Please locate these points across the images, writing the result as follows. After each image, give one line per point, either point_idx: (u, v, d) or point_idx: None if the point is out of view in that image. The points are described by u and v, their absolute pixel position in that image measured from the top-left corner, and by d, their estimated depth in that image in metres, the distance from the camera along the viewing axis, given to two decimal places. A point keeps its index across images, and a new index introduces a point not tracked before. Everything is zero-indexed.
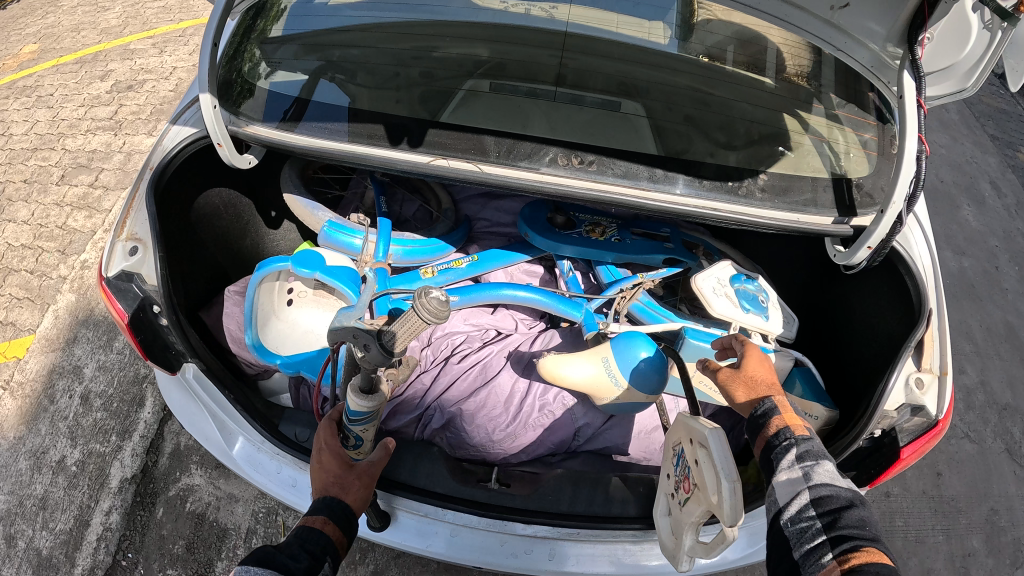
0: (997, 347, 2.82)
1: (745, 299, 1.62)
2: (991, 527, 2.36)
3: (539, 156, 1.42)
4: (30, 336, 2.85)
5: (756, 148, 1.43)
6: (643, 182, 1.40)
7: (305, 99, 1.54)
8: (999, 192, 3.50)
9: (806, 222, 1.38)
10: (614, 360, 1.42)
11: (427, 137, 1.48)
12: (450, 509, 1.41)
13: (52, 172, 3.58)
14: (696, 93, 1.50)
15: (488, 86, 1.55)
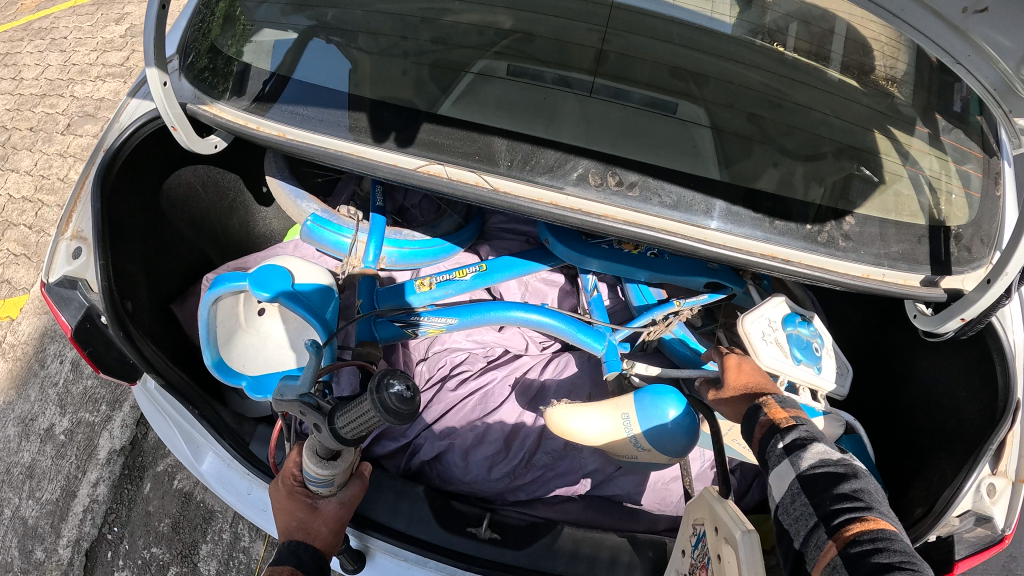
0: None
1: (797, 346, 1.45)
2: None
3: (567, 171, 1.19)
4: (24, 296, 2.78)
5: (838, 173, 1.20)
6: (704, 221, 1.19)
7: (286, 76, 1.34)
8: None
9: (883, 286, 1.21)
10: (635, 418, 1.27)
11: (420, 136, 1.25)
12: (432, 559, 1.26)
13: (59, 120, 3.42)
14: (767, 94, 1.22)
15: (504, 69, 1.25)
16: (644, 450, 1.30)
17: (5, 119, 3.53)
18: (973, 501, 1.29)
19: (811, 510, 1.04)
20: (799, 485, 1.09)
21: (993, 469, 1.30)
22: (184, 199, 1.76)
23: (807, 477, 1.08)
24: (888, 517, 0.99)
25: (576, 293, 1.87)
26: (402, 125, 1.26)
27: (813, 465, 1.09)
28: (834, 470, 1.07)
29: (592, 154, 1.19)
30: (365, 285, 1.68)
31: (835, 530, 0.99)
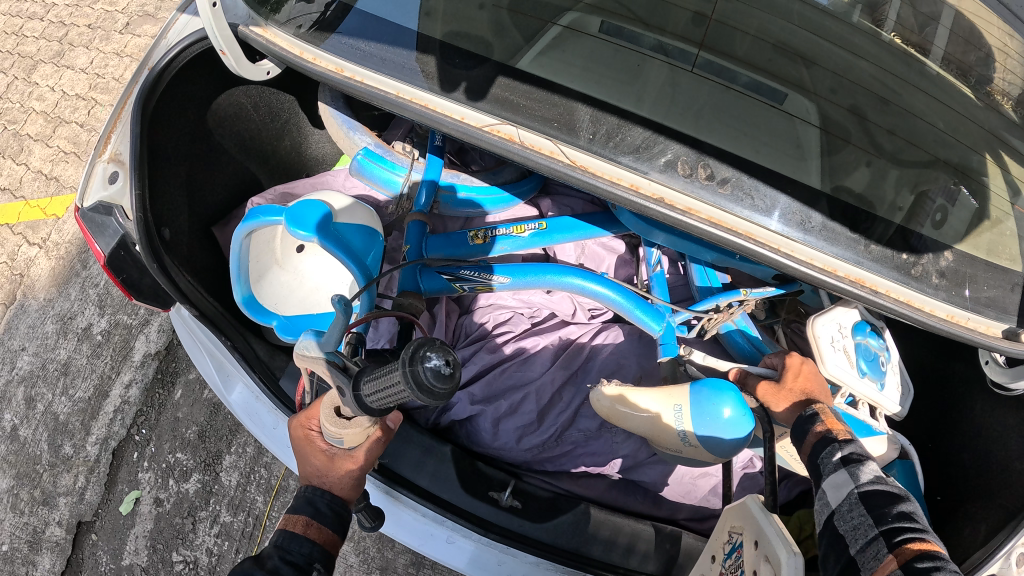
0: None
1: (863, 359, 1.43)
2: None
3: (653, 158, 1.10)
4: (71, 195, 2.80)
5: (930, 183, 1.12)
6: (794, 235, 1.10)
7: (350, 5, 1.30)
8: None
9: (963, 335, 1.15)
10: (688, 413, 1.30)
11: (493, 90, 1.17)
12: (449, 517, 1.26)
13: (116, 17, 3.33)
14: (876, 88, 1.12)
15: (597, 24, 1.15)
16: (689, 446, 1.33)
17: (62, 14, 3.37)
18: (999, 566, 1.23)
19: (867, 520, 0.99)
20: (857, 497, 1.04)
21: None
22: (235, 117, 1.71)
23: (866, 493, 1.04)
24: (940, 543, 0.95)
25: (634, 264, 1.81)
26: (479, 76, 1.19)
27: (872, 480, 1.05)
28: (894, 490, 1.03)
29: (677, 138, 1.10)
30: (415, 231, 1.62)
31: (892, 543, 0.94)
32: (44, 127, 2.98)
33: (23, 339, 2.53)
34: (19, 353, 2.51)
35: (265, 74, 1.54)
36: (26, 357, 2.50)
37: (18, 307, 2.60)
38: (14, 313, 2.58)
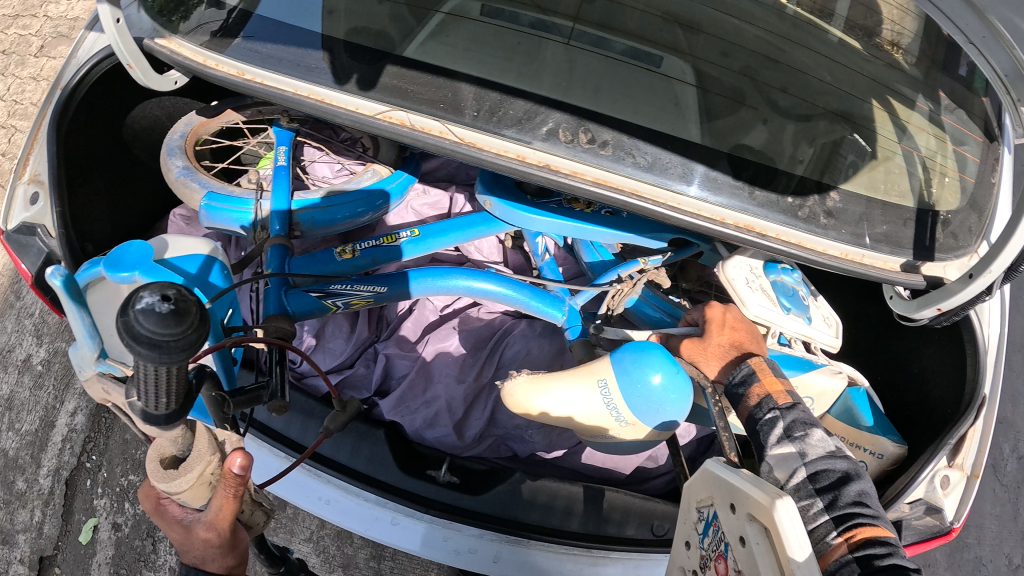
0: None
1: (783, 294, 1.43)
2: (958, 541, 2.25)
3: (534, 129, 1.15)
4: None
5: (828, 138, 1.21)
6: (678, 186, 1.16)
7: (248, 10, 1.28)
8: None
9: (863, 271, 1.23)
10: (614, 385, 1.20)
11: (381, 80, 1.19)
12: (391, 499, 1.30)
13: (30, 40, 3.20)
14: (761, 49, 1.19)
15: (478, 9, 1.19)
16: (627, 424, 1.23)
17: None
18: (925, 490, 1.39)
19: (819, 502, 0.98)
20: (805, 474, 1.03)
21: (952, 462, 1.42)
22: (150, 129, 1.70)
23: (816, 474, 1.02)
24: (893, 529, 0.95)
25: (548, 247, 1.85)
26: (361, 69, 1.21)
27: (818, 454, 1.04)
28: (844, 467, 1.02)
29: (563, 108, 1.16)
30: (275, 255, 1.43)
31: (842, 526, 0.94)
32: None
33: None
34: None
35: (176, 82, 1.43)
36: None
37: None
38: None
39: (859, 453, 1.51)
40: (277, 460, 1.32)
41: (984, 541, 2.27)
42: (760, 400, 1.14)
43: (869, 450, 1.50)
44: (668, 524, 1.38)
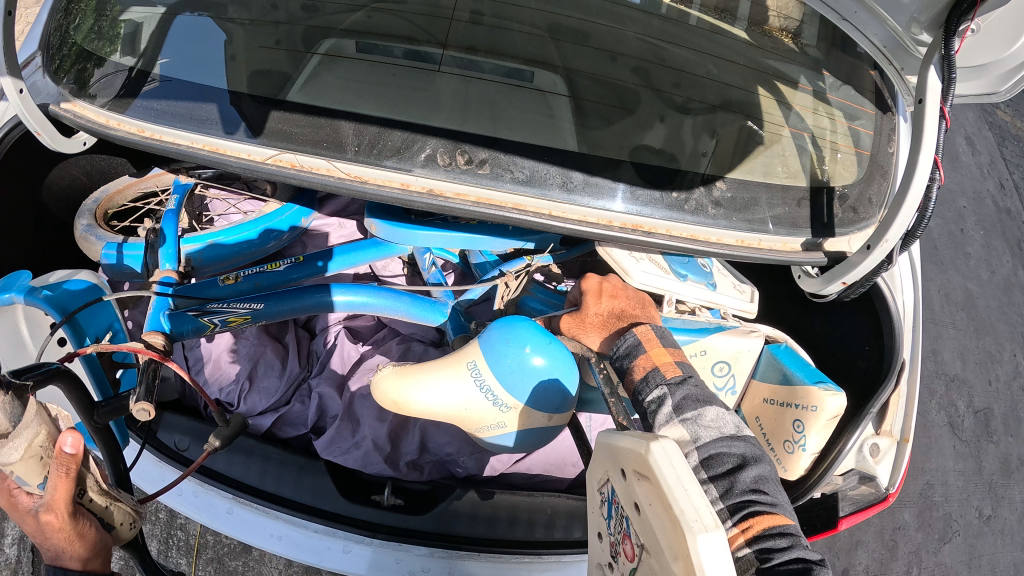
0: (953, 316, 2.58)
1: (676, 264, 1.48)
2: (922, 501, 2.32)
3: (414, 154, 1.20)
4: None
5: (712, 128, 1.31)
6: (558, 197, 1.22)
7: (146, 70, 1.28)
8: (973, 149, 2.94)
9: (762, 255, 1.29)
10: (485, 366, 1.27)
11: (269, 124, 1.22)
12: (341, 529, 1.33)
13: None
14: (652, 55, 1.33)
15: (354, 48, 1.30)
16: (508, 408, 1.29)
17: None
18: (856, 460, 1.47)
19: (713, 488, 0.97)
20: (698, 458, 1.02)
21: (878, 428, 1.48)
22: (68, 189, 1.71)
23: (712, 459, 1.01)
24: (791, 513, 0.95)
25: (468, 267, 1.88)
26: (249, 117, 1.23)
27: (710, 440, 1.03)
28: (740, 451, 1.01)
29: (442, 131, 1.22)
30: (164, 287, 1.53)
31: (737, 516, 0.93)
32: None
33: None
34: None
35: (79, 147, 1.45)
36: None
37: None
38: None
39: (796, 411, 1.38)
40: (225, 501, 1.37)
41: (948, 498, 2.34)
42: (645, 374, 1.19)
43: (802, 405, 1.37)
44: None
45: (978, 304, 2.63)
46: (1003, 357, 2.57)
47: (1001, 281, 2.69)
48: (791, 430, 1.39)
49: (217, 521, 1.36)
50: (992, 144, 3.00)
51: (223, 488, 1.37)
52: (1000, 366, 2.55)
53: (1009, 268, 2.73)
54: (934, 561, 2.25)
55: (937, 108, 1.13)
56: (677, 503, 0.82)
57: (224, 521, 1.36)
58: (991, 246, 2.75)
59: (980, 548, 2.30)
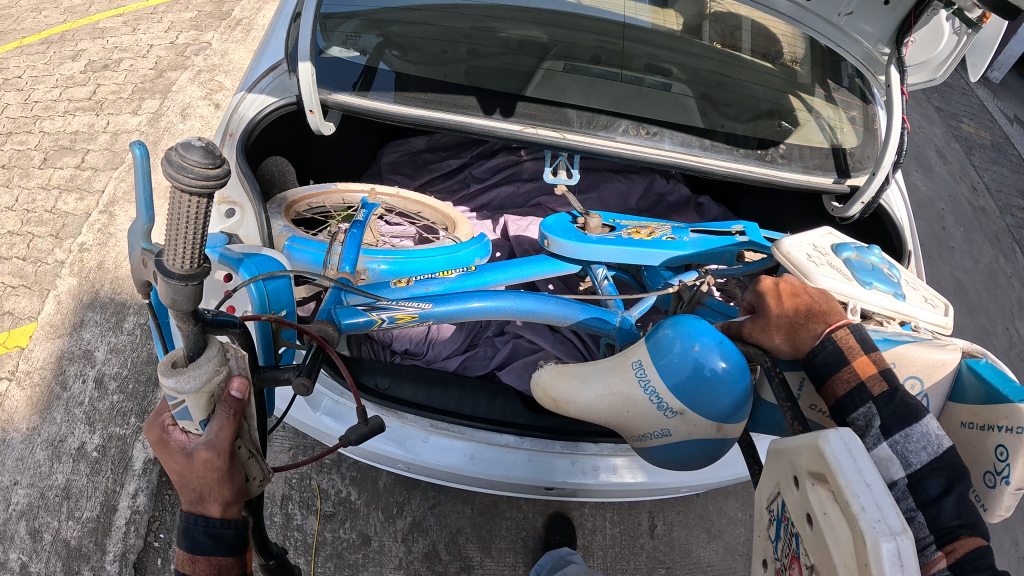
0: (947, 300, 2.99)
1: (858, 270, 1.28)
2: None
3: (613, 127, 1.64)
4: (32, 324, 2.36)
5: (757, 116, 1.69)
6: (698, 151, 1.66)
7: (373, 66, 1.62)
8: (945, 160, 3.56)
9: (815, 182, 1.67)
10: (648, 364, 1.13)
11: (518, 108, 1.65)
12: (527, 437, 1.49)
13: (31, 156, 2.80)
14: (713, 76, 1.68)
15: (563, 66, 1.66)
16: (675, 416, 1.11)
17: None
18: None
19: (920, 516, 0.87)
20: (908, 484, 0.90)
21: None
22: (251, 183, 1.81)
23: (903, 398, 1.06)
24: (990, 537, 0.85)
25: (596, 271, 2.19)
26: (500, 103, 1.65)
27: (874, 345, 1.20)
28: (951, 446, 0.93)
29: (630, 115, 1.66)
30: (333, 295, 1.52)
31: (937, 536, 0.85)
32: None
33: (11, 473, 2.09)
34: (11, 489, 2.07)
35: (328, 129, 1.65)
36: (21, 491, 2.07)
37: None
38: None
39: (998, 435, 1.00)
40: (421, 432, 1.47)
41: None
42: (850, 393, 0.97)
43: (1006, 427, 0.99)
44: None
45: (967, 288, 3.07)
46: (997, 331, 2.97)
47: (984, 269, 3.18)
48: (993, 459, 1.01)
49: (414, 450, 1.45)
50: (962, 154, 3.67)
51: (418, 416, 1.48)
52: (994, 338, 2.94)
53: (988, 258, 3.23)
54: None
55: (899, 90, 1.45)
56: (850, 506, 0.69)
57: (422, 450, 1.45)
58: (970, 242, 3.26)
59: None
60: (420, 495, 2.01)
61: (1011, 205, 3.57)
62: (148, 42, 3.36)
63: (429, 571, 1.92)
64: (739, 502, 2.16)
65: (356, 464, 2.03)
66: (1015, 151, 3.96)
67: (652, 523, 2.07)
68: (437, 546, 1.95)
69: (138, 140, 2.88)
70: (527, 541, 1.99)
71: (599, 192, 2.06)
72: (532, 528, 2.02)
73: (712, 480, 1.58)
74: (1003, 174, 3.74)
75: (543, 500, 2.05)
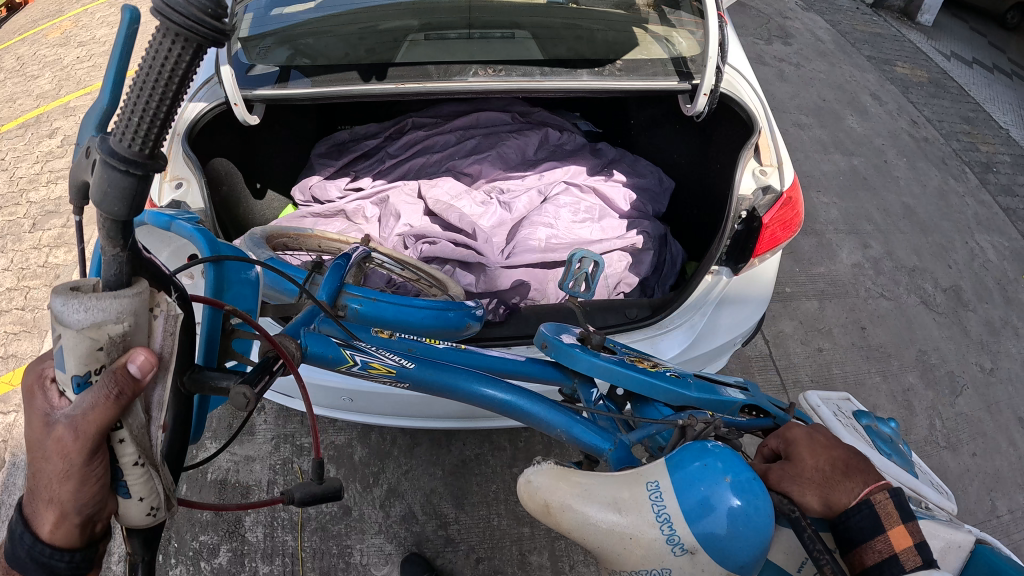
0: (898, 224, 2.97)
1: (879, 439, 1.22)
2: (922, 363, 2.45)
3: (465, 73, 1.59)
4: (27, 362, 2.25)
5: (616, 51, 1.67)
6: (537, 77, 1.58)
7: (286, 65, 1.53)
8: (880, 101, 3.68)
9: (657, 86, 1.55)
10: (667, 485, 0.75)
11: (389, 73, 1.58)
12: None
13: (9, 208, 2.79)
14: (574, 29, 1.69)
15: (423, 36, 1.65)
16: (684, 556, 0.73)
17: None
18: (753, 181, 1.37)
19: None
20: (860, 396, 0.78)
21: (761, 162, 1.41)
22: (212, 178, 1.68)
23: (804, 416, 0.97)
24: None
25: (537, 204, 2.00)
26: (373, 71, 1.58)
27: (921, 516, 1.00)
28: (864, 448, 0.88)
29: (477, 63, 1.62)
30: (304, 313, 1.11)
31: None
32: None
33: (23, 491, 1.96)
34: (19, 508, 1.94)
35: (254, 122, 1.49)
36: None
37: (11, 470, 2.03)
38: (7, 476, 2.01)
39: None
40: None
41: (944, 359, 2.49)
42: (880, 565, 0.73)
43: None
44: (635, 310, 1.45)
45: (918, 212, 3.07)
46: (954, 247, 2.97)
47: (933, 192, 3.22)
48: None
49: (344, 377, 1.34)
50: (898, 94, 3.79)
51: None
52: (952, 253, 2.93)
53: (936, 181, 3.29)
54: (954, 411, 2.35)
55: None
56: None
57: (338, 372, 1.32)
58: (914, 169, 3.32)
59: (995, 396, 2.44)
60: (392, 463, 1.79)
61: (954, 132, 3.67)
62: None
63: (408, 535, 1.68)
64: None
65: (332, 443, 1.81)
66: (954, 84, 4.09)
67: None
68: (414, 508, 1.72)
69: None
70: (499, 493, 1.78)
71: (495, 150, 1.86)
72: (504, 480, 1.80)
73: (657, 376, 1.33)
74: (944, 105, 3.85)
75: (510, 453, 1.84)
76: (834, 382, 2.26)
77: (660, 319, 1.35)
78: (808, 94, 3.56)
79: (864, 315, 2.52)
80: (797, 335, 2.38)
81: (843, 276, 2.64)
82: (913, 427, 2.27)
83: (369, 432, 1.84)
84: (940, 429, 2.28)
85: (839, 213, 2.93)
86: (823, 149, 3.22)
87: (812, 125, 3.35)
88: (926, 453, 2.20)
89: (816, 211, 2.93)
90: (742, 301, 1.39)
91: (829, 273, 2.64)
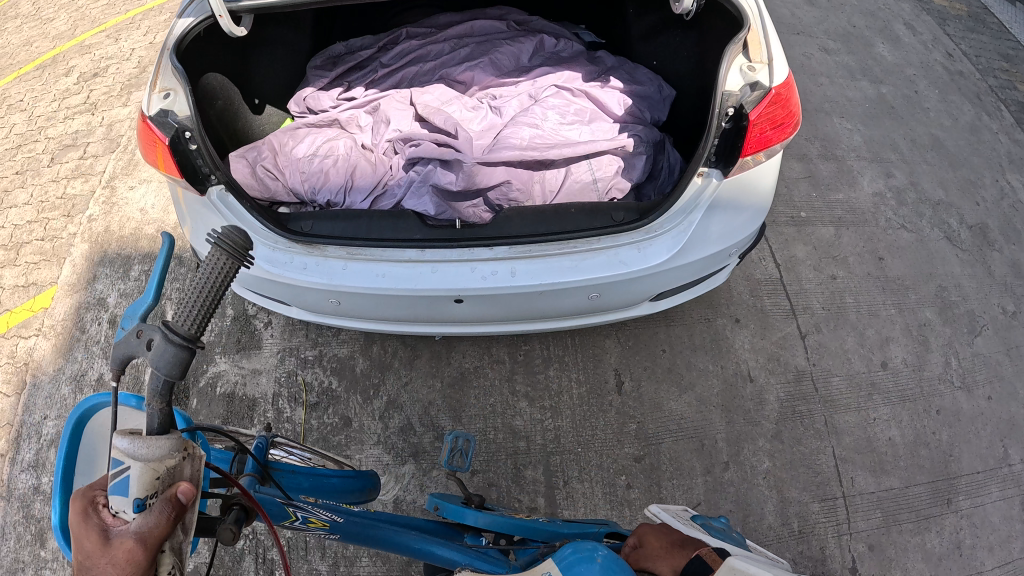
0: (925, 155, 2.81)
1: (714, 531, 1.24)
2: (942, 301, 2.37)
3: None
4: (54, 287, 2.36)
5: None
6: None
7: None
8: (915, 31, 3.44)
9: None
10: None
11: None
12: (428, 249, 1.39)
13: (22, 132, 2.82)
14: None
15: None
16: None
17: None
18: (742, 77, 1.33)
19: None
20: None
21: (750, 59, 1.36)
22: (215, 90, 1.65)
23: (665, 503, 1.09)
24: None
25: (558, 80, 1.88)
26: None
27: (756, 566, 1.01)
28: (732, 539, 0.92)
29: None
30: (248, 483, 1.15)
31: None
32: (3, 254, 2.46)
33: (44, 409, 2.14)
34: (43, 423, 2.12)
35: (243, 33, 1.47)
36: (52, 423, 2.12)
37: (31, 388, 2.18)
38: (29, 394, 2.17)
39: None
40: (340, 261, 1.41)
41: (966, 296, 2.41)
42: None
43: None
44: (624, 213, 1.47)
45: (947, 143, 2.90)
46: (984, 183, 2.80)
47: (965, 126, 3.03)
48: None
49: (336, 278, 1.40)
50: (933, 24, 3.56)
51: (339, 248, 1.42)
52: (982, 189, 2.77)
53: (970, 115, 3.10)
54: (971, 351, 2.28)
55: None
56: None
57: (340, 277, 1.40)
58: (946, 102, 3.12)
59: (1017, 339, 2.35)
60: (394, 375, 1.89)
61: (992, 67, 3.45)
62: (101, 13, 3.36)
63: (406, 444, 1.80)
64: (710, 355, 2.04)
65: (336, 355, 1.93)
66: (994, 20, 3.86)
67: (619, 380, 1.96)
68: (412, 421, 1.83)
69: (109, 91, 2.86)
70: (495, 406, 1.88)
71: (488, 56, 1.88)
72: (500, 394, 1.90)
73: (642, 280, 1.38)
74: (982, 41, 3.62)
75: (508, 367, 1.94)
76: (846, 311, 2.25)
77: (648, 223, 1.37)
78: (838, 18, 3.34)
79: (883, 244, 2.44)
80: (811, 260, 2.23)
81: (864, 205, 2.47)
82: (927, 363, 2.22)
83: (371, 345, 1.93)
84: (956, 368, 2.23)
85: (864, 139, 2.77)
86: (849, 77, 3.02)
87: (840, 50, 3.15)
88: (938, 391, 2.17)
89: (838, 139, 2.78)
90: (735, 208, 1.40)
91: (848, 201, 2.50)
